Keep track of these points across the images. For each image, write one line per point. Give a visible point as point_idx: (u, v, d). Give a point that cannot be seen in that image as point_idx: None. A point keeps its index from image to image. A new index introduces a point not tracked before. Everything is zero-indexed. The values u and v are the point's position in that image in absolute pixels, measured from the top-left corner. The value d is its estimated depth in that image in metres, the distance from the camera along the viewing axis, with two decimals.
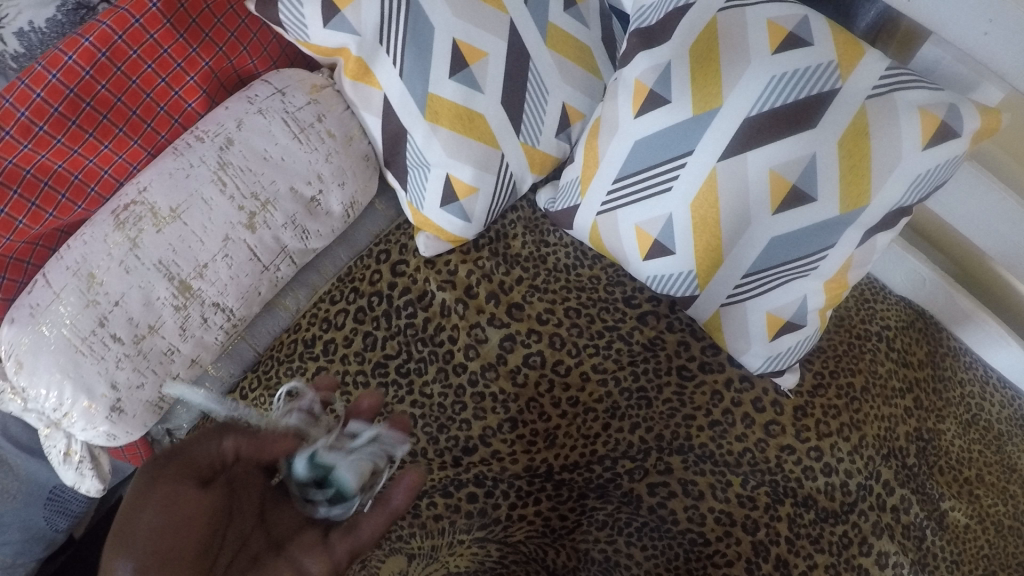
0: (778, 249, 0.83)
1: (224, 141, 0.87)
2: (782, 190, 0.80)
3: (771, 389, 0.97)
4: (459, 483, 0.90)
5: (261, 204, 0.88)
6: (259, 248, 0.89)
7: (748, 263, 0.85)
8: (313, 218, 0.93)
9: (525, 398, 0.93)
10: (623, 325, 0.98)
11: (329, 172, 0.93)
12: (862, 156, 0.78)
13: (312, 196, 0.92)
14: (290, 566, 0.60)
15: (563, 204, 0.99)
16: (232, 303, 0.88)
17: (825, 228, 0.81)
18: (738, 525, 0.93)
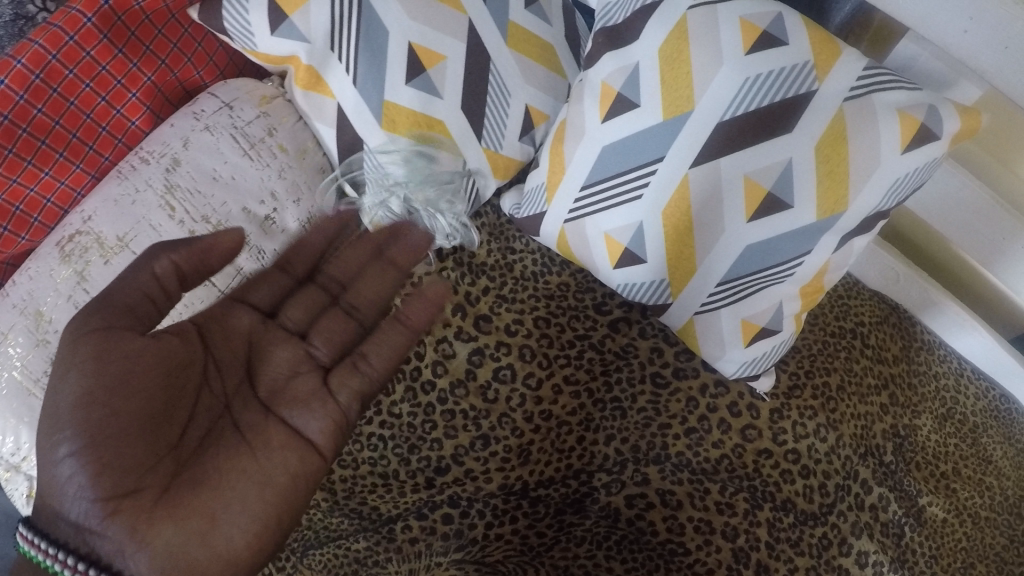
0: (754, 257, 0.83)
1: (171, 162, 0.85)
2: (757, 197, 0.79)
3: (747, 393, 0.96)
4: (433, 505, 0.88)
5: (212, 227, 0.84)
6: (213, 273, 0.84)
7: (723, 271, 0.84)
8: (267, 238, 0.88)
9: (497, 414, 0.90)
10: (594, 333, 0.95)
11: (283, 190, 0.91)
12: (840, 160, 0.78)
13: (266, 215, 0.89)
14: (282, 429, 0.67)
15: (529, 210, 0.95)
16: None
17: (802, 234, 0.81)
18: (718, 533, 0.92)
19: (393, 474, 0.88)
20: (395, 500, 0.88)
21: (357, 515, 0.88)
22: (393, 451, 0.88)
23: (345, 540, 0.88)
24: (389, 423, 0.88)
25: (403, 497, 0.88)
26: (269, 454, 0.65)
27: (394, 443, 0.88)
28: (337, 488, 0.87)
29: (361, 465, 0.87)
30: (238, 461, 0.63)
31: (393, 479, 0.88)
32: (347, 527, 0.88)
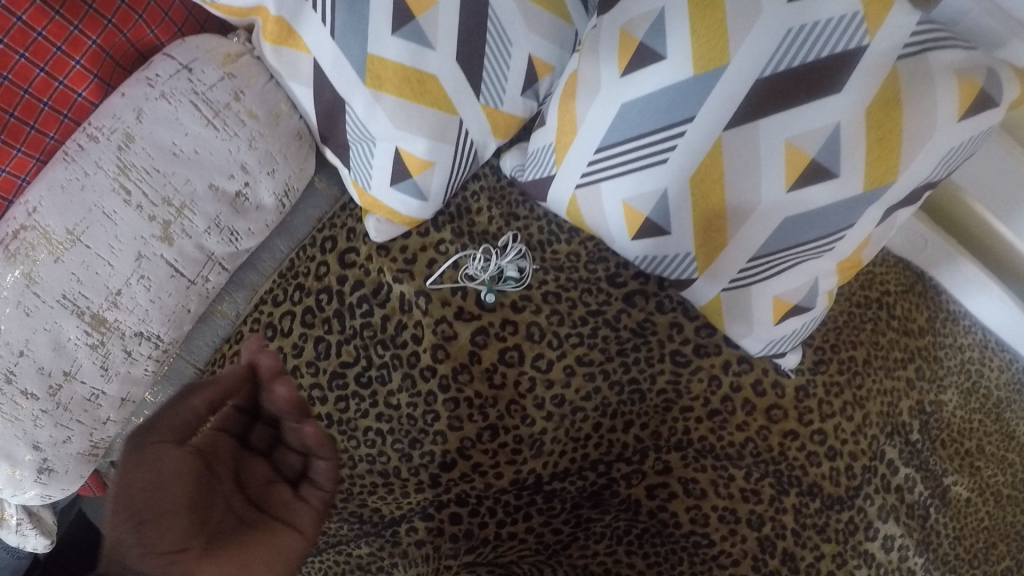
0: (792, 231, 0.75)
1: (123, 138, 0.78)
2: (799, 165, 0.71)
3: (771, 369, 0.87)
4: (440, 504, 0.80)
5: (175, 210, 0.81)
6: (180, 260, 0.83)
7: (755, 246, 0.76)
8: (239, 216, 0.86)
9: (505, 400, 0.81)
10: (608, 309, 0.84)
11: (254, 161, 0.85)
12: (893, 127, 0.70)
13: (237, 191, 0.85)
14: (283, 525, 0.63)
15: (534, 173, 0.84)
16: (157, 329, 0.84)
17: (847, 206, 0.73)
18: (743, 522, 0.84)
19: (393, 471, 0.80)
20: (397, 500, 0.81)
21: (355, 518, 0.82)
22: (393, 447, 0.80)
23: (344, 545, 0.82)
24: (387, 416, 0.81)
25: (406, 497, 0.80)
26: (280, 532, 0.63)
27: (393, 438, 0.80)
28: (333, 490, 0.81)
29: (359, 463, 0.81)
30: (261, 535, 0.61)
31: (394, 477, 0.80)
32: (346, 533, 0.82)
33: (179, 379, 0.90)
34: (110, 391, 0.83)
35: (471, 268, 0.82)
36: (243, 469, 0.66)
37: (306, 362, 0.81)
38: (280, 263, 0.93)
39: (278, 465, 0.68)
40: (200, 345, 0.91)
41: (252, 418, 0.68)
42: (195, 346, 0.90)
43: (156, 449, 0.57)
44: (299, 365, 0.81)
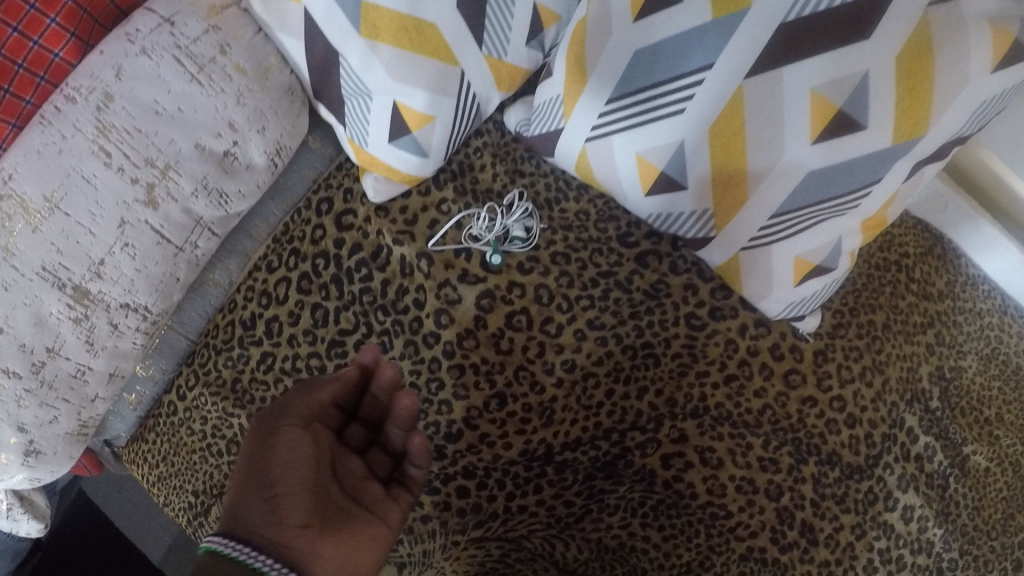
0: (816, 188, 0.70)
1: (102, 98, 0.73)
2: (825, 115, 0.66)
3: (789, 333, 0.83)
4: (447, 477, 0.76)
5: (160, 172, 0.76)
6: (166, 226, 0.78)
7: (776, 205, 0.71)
8: (228, 177, 0.81)
9: (513, 366, 0.77)
10: (620, 269, 0.79)
11: (243, 119, 0.80)
12: (923, 77, 0.65)
13: (225, 150, 0.80)
14: (381, 522, 0.64)
15: (541, 127, 0.79)
16: (144, 300, 0.79)
17: (874, 160, 0.69)
18: (761, 492, 0.80)
19: None
20: None
21: None
22: None
23: None
24: None
25: None
26: (377, 527, 0.62)
27: None
28: None
29: None
30: (363, 527, 0.61)
31: None
32: None
33: (171, 352, 0.86)
34: (96, 367, 0.79)
35: (475, 229, 0.78)
36: (344, 463, 0.67)
37: (304, 330, 0.81)
38: (274, 227, 0.88)
39: (371, 465, 0.71)
40: (193, 317, 0.86)
41: (350, 417, 0.72)
42: (186, 317, 0.86)
43: (285, 431, 0.61)
44: (296, 333, 0.81)
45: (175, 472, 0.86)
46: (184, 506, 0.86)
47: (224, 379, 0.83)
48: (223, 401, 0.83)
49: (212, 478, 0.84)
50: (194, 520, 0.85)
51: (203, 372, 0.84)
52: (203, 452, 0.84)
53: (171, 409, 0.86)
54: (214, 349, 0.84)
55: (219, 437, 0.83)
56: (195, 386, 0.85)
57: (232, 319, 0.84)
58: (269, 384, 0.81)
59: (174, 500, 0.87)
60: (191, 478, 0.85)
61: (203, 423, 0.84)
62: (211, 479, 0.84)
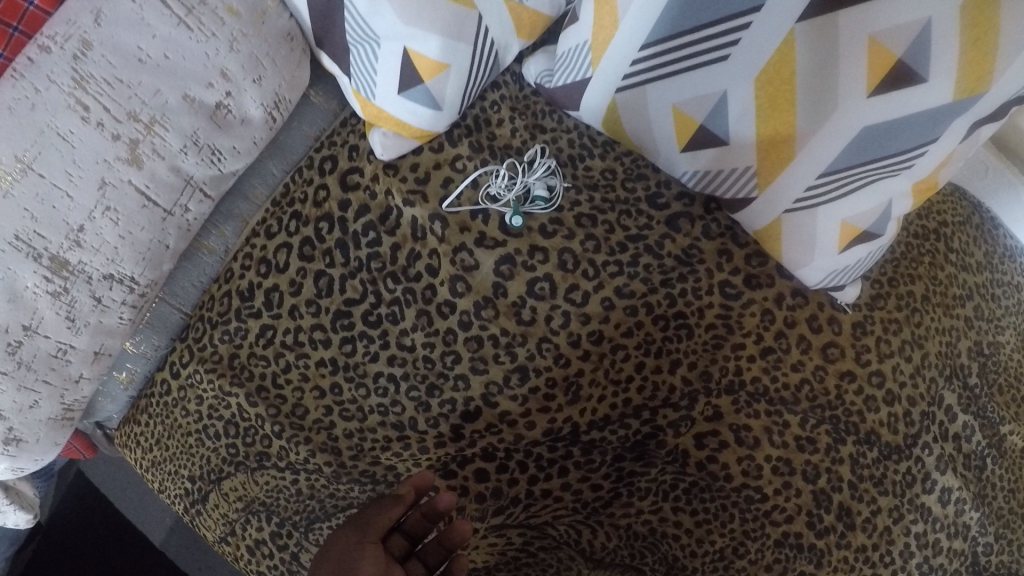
0: (869, 145, 0.62)
1: (79, 46, 0.64)
2: (883, 66, 0.58)
3: (828, 304, 0.77)
4: (464, 459, 0.72)
5: (144, 127, 0.68)
6: (153, 186, 0.71)
7: (823, 164, 0.64)
8: (221, 132, 0.74)
9: (536, 339, 0.71)
10: (650, 233, 0.72)
11: (236, 67, 0.72)
12: (991, 27, 0.56)
13: (218, 102, 0.72)
14: None
15: (565, 79, 0.72)
16: (130, 271, 0.72)
17: (932, 118, 0.61)
18: (798, 474, 0.75)
19: (409, 424, 0.72)
20: (414, 457, 0.72)
21: (367, 479, 0.73)
22: (408, 396, 0.72)
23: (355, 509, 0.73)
24: (399, 358, 0.72)
25: (424, 454, 0.72)
26: None
27: (408, 385, 0.72)
28: (342, 448, 0.73)
29: (370, 415, 0.73)
30: None
31: (409, 430, 0.72)
32: (358, 495, 0.74)
33: (164, 327, 0.80)
34: (79, 345, 0.72)
35: (492, 188, 0.72)
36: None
37: (306, 301, 0.74)
38: (272, 187, 0.82)
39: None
40: (187, 288, 0.80)
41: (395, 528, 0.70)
42: (179, 288, 0.80)
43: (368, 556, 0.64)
44: (297, 305, 0.74)
45: (170, 457, 0.80)
46: (181, 493, 0.80)
47: (220, 356, 0.76)
48: (219, 379, 0.76)
49: (210, 463, 0.78)
50: (191, 508, 0.80)
51: (198, 347, 0.77)
52: (199, 434, 0.78)
53: (164, 388, 0.80)
54: (210, 323, 0.77)
55: (215, 418, 0.77)
56: (190, 362, 0.78)
57: (228, 290, 0.77)
58: (270, 359, 0.75)
59: (169, 487, 0.82)
60: (187, 463, 0.79)
61: (199, 403, 0.77)
62: (208, 464, 0.78)
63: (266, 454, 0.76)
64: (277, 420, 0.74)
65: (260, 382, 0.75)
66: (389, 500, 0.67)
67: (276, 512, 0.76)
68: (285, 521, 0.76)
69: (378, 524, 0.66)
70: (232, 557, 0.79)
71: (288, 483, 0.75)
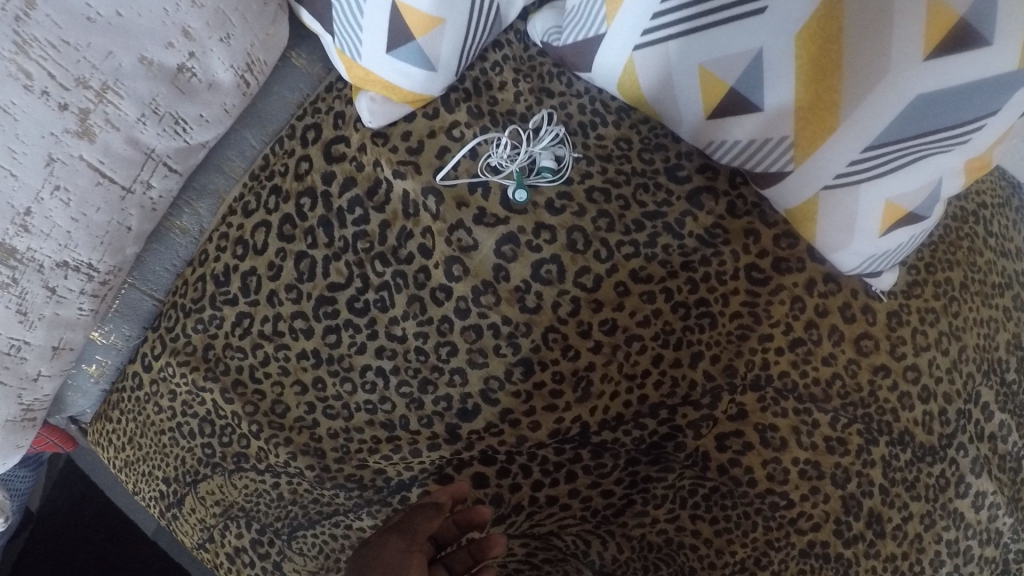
0: (924, 115, 0.54)
1: (21, 5, 0.54)
2: (943, 24, 0.50)
3: (861, 291, 0.69)
4: (461, 463, 0.64)
5: (96, 95, 0.59)
6: (107, 161, 0.62)
7: (870, 136, 0.56)
8: (185, 98, 0.65)
9: (542, 328, 0.63)
10: (669, 210, 0.65)
11: (201, 24, 0.63)
12: None
13: (180, 65, 0.63)
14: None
15: (576, 36, 0.64)
16: (86, 257, 0.64)
17: (996, 87, 0.53)
18: (827, 478, 0.68)
19: (400, 423, 0.65)
20: (406, 461, 0.64)
21: (354, 485, 0.65)
22: (399, 392, 0.65)
23: (343, 517, 0.66)
24: (389, 350, 0.65)
25: (417, 458, 0.64)
26: None
27: (399, 380, 0.65)
28: (326, 450, 0.65)
29: (357, 413, 0.65)
30: None
31: (400, 430, 0.65)
32: (344, 502, 0.66)
33: (135, 315, 0.72)
34: (35, 341, 0.63)
35: (494, 158, 0.64)
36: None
37: (286, 286, 0.66)
38: (250, 160, 0.74)
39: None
40: (159, 273, 0.72)
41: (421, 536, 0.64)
42: (151, 273, 0.72)
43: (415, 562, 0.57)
44: (276, 290, 0.66)
45: (143, 457, 0.72)
46: (156, 496, 0.73)
47: (193, 347, 0.68)
48: (192, 373, 0.68)
49: (185, 464, 0.70)
50: (167, 512, 0.73)
51: (170, 336, 0.69)
52: (173, 432, 0.70)
53: (136, 382, 0.72)
54: (182, 311, 0.69)
55: (189, 415, 0.69)
56: (161, 355, 0.70)
57: (202, 274, 0.69)
58: (247, 351, 0.67)
59: (144, 489, 0.74)
60: (161, 464, 0.71)
61: (171, 399, 0.69)
62: (183, 465, 0.70)
63: (244, 455, 0.68)
64: (255, 420, 0.66)
65: (237, 377, 0.67)
66: (428, 508, 0.59)
67: (256, 518, 0.69)
68: (266, 528, 0.68)
69: (425, 531, 0.58)
70: (210, 565, 0.72)
71: (269, 487, 0.68)
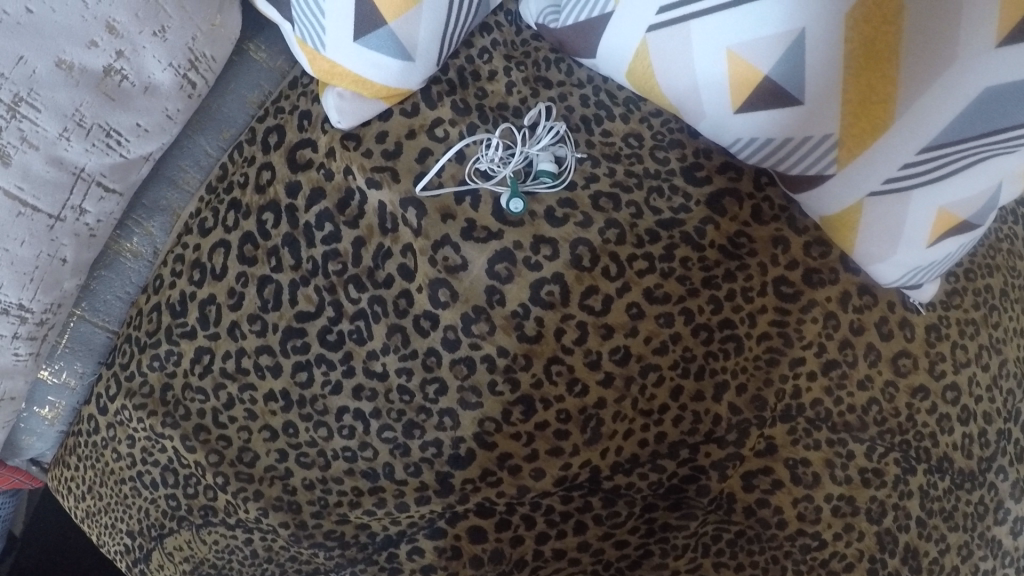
0: (993, 112, 0.46)
1: None
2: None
3: (899, 303, 0.61)
4: (455, 516, 0.55)
5: (6, 108, 0.49)
6: (28, 186, 0.51)
7: (928, 136, 0.48)
8: (116, 106, 0.54)
9: (544, 359, 0.55)
10: (687, 218, 0.57)
11: (127, 15, 0.52)
12: None
13: (108, 67, 0.53)
14: None
15: (575, 16, 0.55)
16: (15, 298, 0.53)
17: None
18: (862, 514, 0.59)
19: (384, 472, 0.56)
20: (394, 515, 0.56)
21: (335, 543, 0.56)
22: (381, 438, 0.56)
23: None
24: (368, 390, 0.56)
25: (404, 512, 0.55)
26: None
27: (381, 424, 0.56)
28: (302, 504, 0.56)
29: (335, 462, 0.56)
30: None
31: (384, 480, 0.56)
32: (325, 561, 0.57)
33: (88, 351, 0.62)
34: None
35: (483, 162, 0.55)
36: None
37: (249, 316, 0.57)
38: (206, 170, 0.64)
39: None
40: (110, 302, 0.62)
41: None
42: (102, 303, 0.62)
43: None
44: (239, 320, 0.57)
45: (105, 508, 0.63)
46: (121, 550, 0.63)
47: (150, 388, 0.59)
48: (150, 418, 0.58)
49: (149, 516, 0.61)
50: (134, 568, 0.63)
51: (125, 376, 0.60)
52: (134, 483, 0.60)
53: (91, 426, 0.62)
54: (138, 346, 0.59)
55: (150, 464, 0.59)
56: (117, 395, 0.60)
57: (156, 302, 0.59)
58: (209, 393, 0.57)
59: (108, 542, 0.64)
60: (124, 517, 0.62)
61: (130, 445, 0.60)
62: (148, 517, 0.61)
63: (212, 508, 0.58)
64: (220, 471, 0.57)
65: (199, 422, 0.58)
66: None
67: None
68: None
69: None
70: None
71: (241, 543, 0.58)
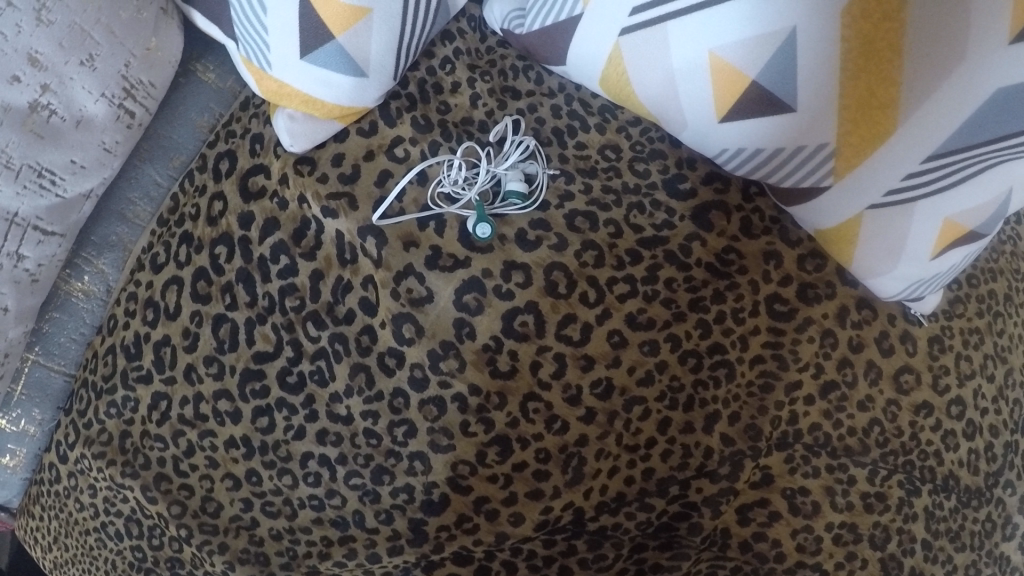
0: (1002, 114, 0.43)
1: None
2: None
3: (900, 316, 0.57)
4: (430, 565, 0.52)
5: None
6: None
7: (933, 143, 0.44)
8: (46, 144, 0.50)
9: (520, 396, 0.51)
10: (671, 235, 0.53)
11: (52, 45, 0.48)
12: None
13: (34, 102, 0.48)
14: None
15: (541, 20, 0.51)
16: None
17: None
18: (865, 541, 0.55)
19: (354, 521, 0.52)
20: (366, 566, 0.52)
21: None
22: (349, 484, 0.52)
23: None
24: (333, 435, 0.52)
25: (377, 563, 0.52)
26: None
27: (348, 470, 0.52)
28: (270, 555, 0.53)
29: (302, 511, 0.52)
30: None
31: (355, 529, 0.52)
32: None
33: (45, 397, 0.58)
34: None
35: (446, 184, 0.51)
36: None
37: (205, 359, 0.53)
38: (158, 201, 0.60)
39: None
40: (65, 344, 0.58)
41: None
42: (57, 345, 0.58)
43: None
44: (195, 363, 0.53)
45: (72, 559, 0.58)
46: None
47: (109, 435, 0.54)
48: (110, 467, 0.54)
49: (116, 569, 0.56)
50: None
51: (81, 422, 0.55)
52: (99, 533, 0.56)
53: (53, 474, 0.57)
54: (93, 391, 0.55)
55: (114, 514, 0.55)
56: (76, 443, 0.55)
57: (109, 344, 0.55)
58: (168, 440, 0.53)
59: None
60: (91, 568, 0.57)
61: (92, 495, 0.55)
62: (116, 569, 0.56)
63: (180, 560, 0.54)
64: (183, 523, 0.53)
65: (160, 471, 0.53)
66: None
67: None
68: None
69: None
70: None
71: None
